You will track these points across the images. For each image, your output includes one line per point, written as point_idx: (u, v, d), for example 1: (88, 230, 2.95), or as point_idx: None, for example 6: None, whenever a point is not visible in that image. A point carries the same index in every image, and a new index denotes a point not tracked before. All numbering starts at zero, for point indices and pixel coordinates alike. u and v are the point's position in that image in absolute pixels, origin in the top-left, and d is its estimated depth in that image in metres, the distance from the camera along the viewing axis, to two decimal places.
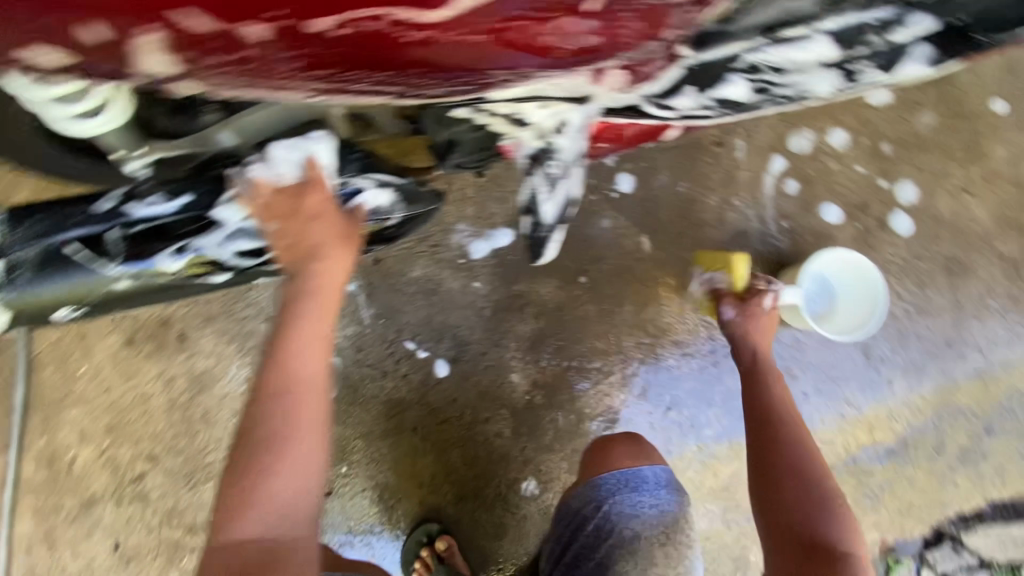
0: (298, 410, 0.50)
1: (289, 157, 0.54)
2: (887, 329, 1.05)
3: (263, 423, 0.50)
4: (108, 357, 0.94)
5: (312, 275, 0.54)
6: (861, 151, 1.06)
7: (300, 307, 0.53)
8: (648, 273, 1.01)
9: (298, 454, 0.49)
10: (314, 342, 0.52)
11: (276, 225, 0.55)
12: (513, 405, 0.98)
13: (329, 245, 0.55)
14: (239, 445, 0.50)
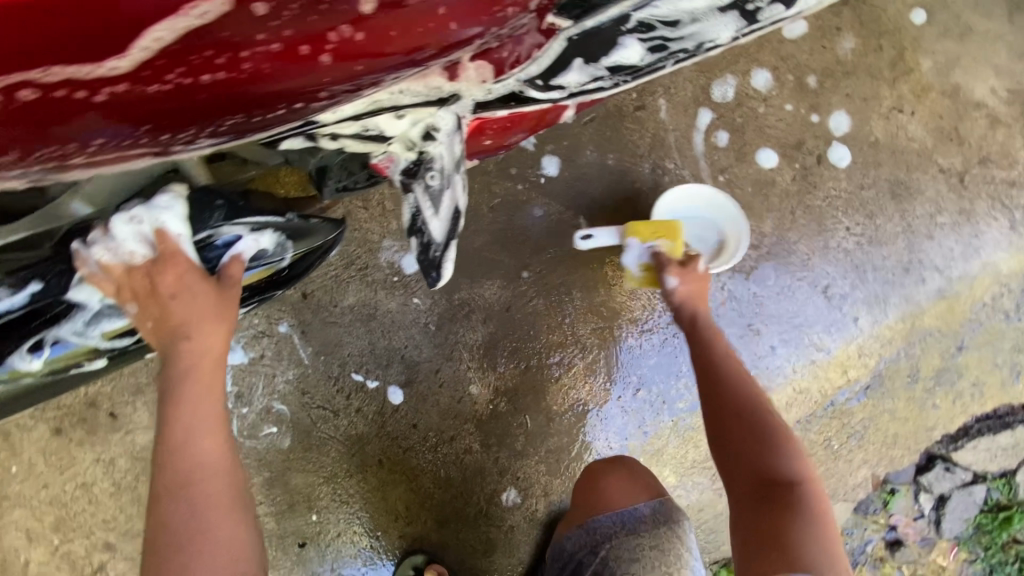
0: (204, 504, 0.45)
1: (137, 230, 0.48)
2: (844, 265, 1.02)
3: (166, 532, 0.45)
4: (39, 452, 0.88)
5: (186, 352, 0.49)
6: (786, 88, 1.02)
7: (179, 391, 0.48)
8: (591, 254, 0.96)
9: (215, 553, 0.45)
10: (203, 426, 0.47)
11: (134, 305, 0.49)
12: (477, 416, 0.94)
13: (199, 322, 0.50)
14: (146, 564, 0.44)
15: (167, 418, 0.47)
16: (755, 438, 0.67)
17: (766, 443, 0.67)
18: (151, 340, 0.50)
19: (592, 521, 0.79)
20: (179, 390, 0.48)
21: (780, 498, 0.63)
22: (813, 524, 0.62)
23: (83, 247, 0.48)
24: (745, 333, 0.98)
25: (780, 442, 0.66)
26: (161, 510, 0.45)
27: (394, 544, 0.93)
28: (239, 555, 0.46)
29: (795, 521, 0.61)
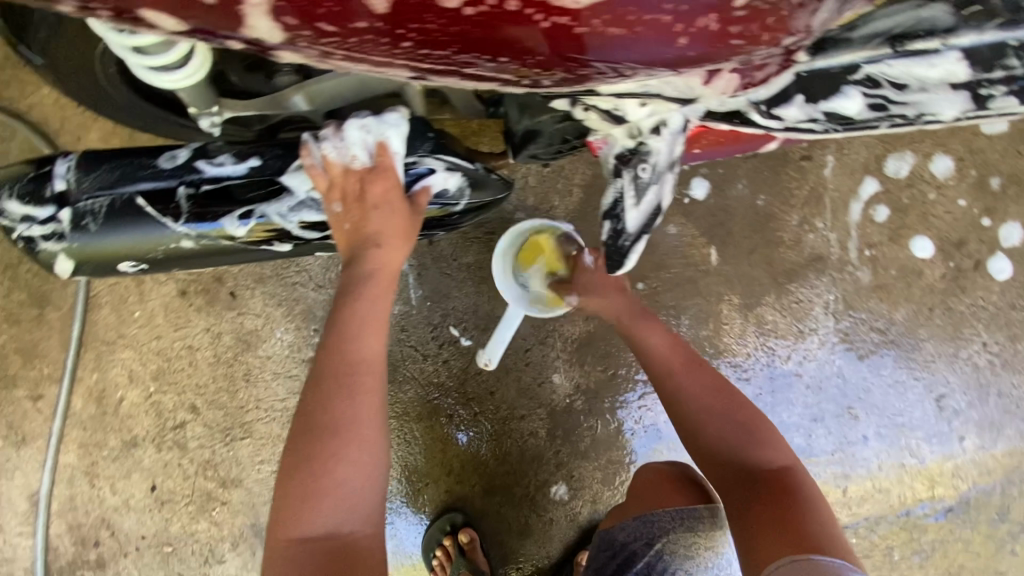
0: (361, 396, 0.54)
1: (365, 139, 0.52)
2: (966, 379, 0.96)
3: (326, 409, 0.53)
4: (161, 306, 0.95)
5: (374, 260, 0.55)
6: (966, 183, 0.96)
7: (359, 293, 0.56)
8: (711, 287, 0.95)
9: (364, 437, 0.53)
10: (371, 329, 0.56)
11: (338, 205, 0.54)
12: (551, 406, 0.95)
13: (390, 235, 0.55)
14: (305, 437, 0.53)
15: (347, 315, 0.55)
16: (745, 440, 0.73)
17: (754, 441, 0.73)
18: (342, 240, 0.56)
19: (649, 513, 0.79)
20: (362, 293, 0.56)
21: (776, 490, 0.68)
22: (814, 504, 0.67)
23: (314, 142, 0.52)
24: (841, 414, 0.95)
25: (758, 437, 0.73)
26: (325, 390, 0.53)
27: (438, 501, 0.95)
28: (377, 444, 0.54)
29: (796, 508, 0.66)
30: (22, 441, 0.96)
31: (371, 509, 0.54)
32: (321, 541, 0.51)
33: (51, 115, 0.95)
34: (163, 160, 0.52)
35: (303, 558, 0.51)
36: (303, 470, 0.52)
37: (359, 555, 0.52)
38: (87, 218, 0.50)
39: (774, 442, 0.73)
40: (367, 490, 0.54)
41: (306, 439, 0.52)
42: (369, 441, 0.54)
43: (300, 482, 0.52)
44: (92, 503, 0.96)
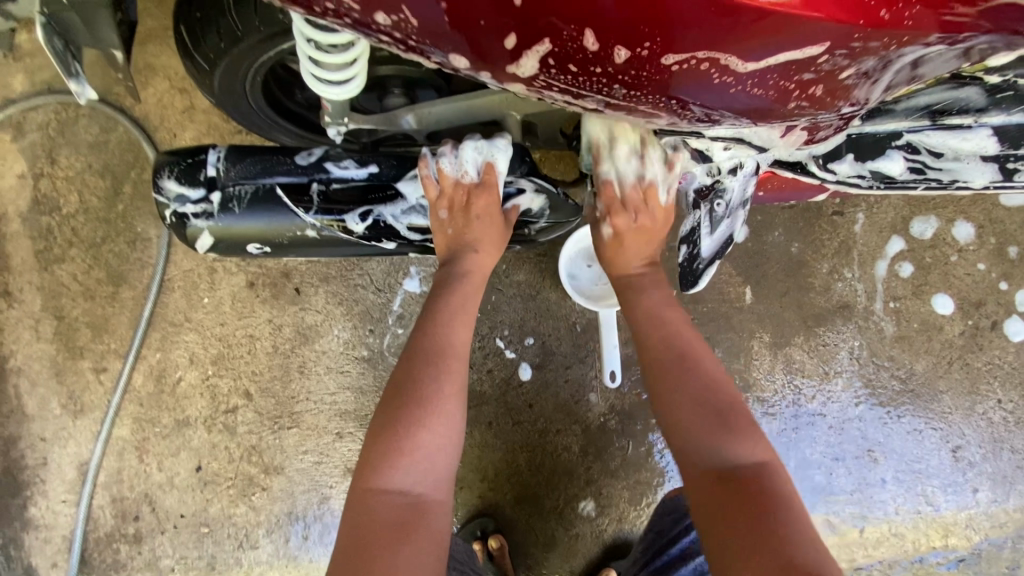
0: (448, 373, 0.59)
1: (477, 161, 0.61)
2: (981, 433, 1.01)
3: (414, 382, 0.58)
4: (229, 294, 1.02)
5: (470, 263, 0.64)
6: (985, 249, 1.03)
7: (453, 287, 0.63)
8: (745, 324, 1.01)
9: (444, 410, 0.57)
10: (461, 319, 0.63)
11: (445, 211, 0.62)
12: (586, 423, 1.00)
13: (484, 242, 0.63)
14: (391, 406, 0.57)
15: (442, 303, 0.63)
16: (708, 430, 0.62)
17: (718, 432, 0.62)
18: (442, 243, 0.64)
19: None
20: (456, 287, 0.63)
21: (749, 495, 0.57)
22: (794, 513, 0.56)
23: (433, 160, 0.61)
24: (861, 456, 1.00)
25: (707, 422, 0.63)
26: (417, 365, 0.59)
27: (470, 508, 0.99)
28: (455, 421, 0.58)
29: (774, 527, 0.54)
30: (80, 411, 1.01)
31: (443, 481, 0.56)
32: (394, 505, 0.53)
33: (153, 112, 1.04)
34: (299, 158, 0.60)
35: (375, 517, 0.53)
36: (389, 431, 0.56)
37: (427, 520, 0.54)
38: (233, 202, 0.58)
39: (695, 422, 0.63)
40: (440, 460, 0.57)
41: (394, 403, 0.57)
42: (450, 414, 0.58)
43: (382, 445, 0.55)
44: (137, 477, 1.00)
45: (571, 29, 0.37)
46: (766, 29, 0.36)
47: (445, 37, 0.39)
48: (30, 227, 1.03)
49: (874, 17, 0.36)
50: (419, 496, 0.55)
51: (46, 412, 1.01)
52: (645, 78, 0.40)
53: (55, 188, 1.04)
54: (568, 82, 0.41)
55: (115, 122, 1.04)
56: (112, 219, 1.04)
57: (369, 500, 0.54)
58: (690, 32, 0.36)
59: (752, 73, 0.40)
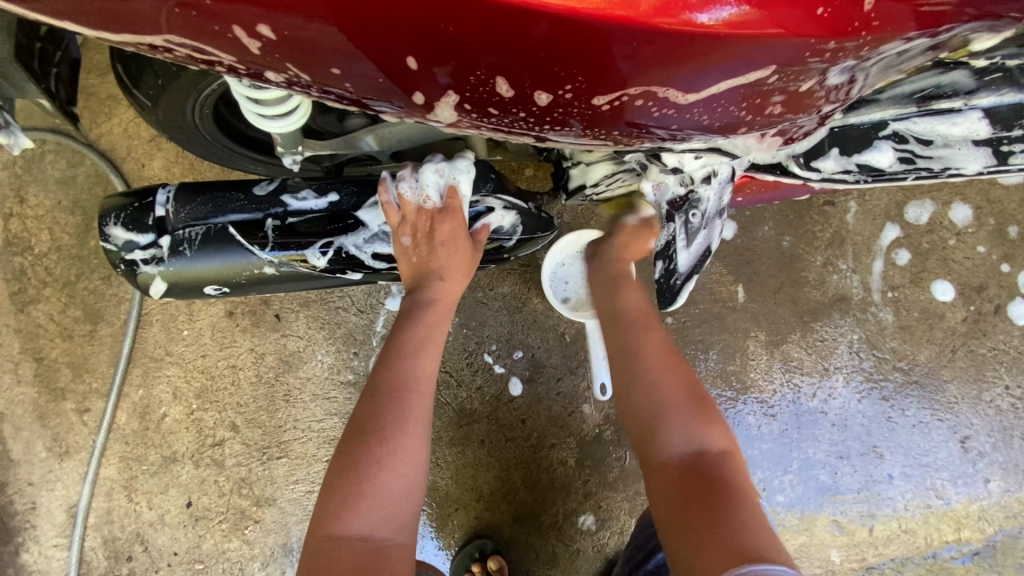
0: (411, 409, 0.57)
1: (436, 183, 0.58)
2: (990, 422, 0.97)
3: (376, 417, 0.56)
4: (208, 325, 0.99)
5: (437, 291, 0.61)
6: (984, 231, 1.00)
7: (419, 314, 0.61)
8: (738, 324, 0.97)
9: (407, 447, 0.55)
10: (428, 349, 0.60)
11: (407, 238, 0.60)
12: (581, 435, 0.97)
13: (451, 267, 0.61)
14: (352, 443, 0.55)
15: (406, 334, 0.60)
16: (688, 409, 0.66)
17: (697, 413, 0.66)
18: (408, 270, 0.61)
19: None
20: (422, 315, 0.61)
21: (703, 485, 0.60)
22: (745, 502, 0.58)
23: (392, 185, 0.58)
24: (866, 453, 0.97)
25: (685, 408, 0.66)
26: (379, 401, 0.57)
27: (467, 530, 0.96)
28: (419, 457, 0.56)
29: (723, 509, 0.57)
30: (66, 454, 0.99)
31: (408, 521, 0.54)
32: (354, 550, 0.50)
33: (119, 143, 1.02)
34: (252, 193, 0.57)
35: (332, 561, 0.50)
36: (348, 471, 0.53)
37: (389, 565, 0.51)
38: (184, 244, 0.55)
39: (671, 414, 0.66)
40: (403, 498, 0.54)
41: (355, 442, 0.55)
42: (414, 452, 0.55)
43: (341, 488, 0.53)
44: (128, 517, 0.98)
45: (481, 75, 0.34)
46: (696, 59, 0.33)
47: (362, 86, 0.37)
48: (4, 268, 1.02)
49: (820, 34, 0.33)
50: (381, 540, 0.52)
51: (31, 456, 0.99)
52: (573, 115, 0.38)
53: (24, 227, 1.02)
54: (496, 122, 0.39)
55: (82, 156, 1.02)
56: (85, 256, 1.02)
57: (329, 547, 0.51)
58: (618, 68, 0.34)
59: (696, 101, 0.37)
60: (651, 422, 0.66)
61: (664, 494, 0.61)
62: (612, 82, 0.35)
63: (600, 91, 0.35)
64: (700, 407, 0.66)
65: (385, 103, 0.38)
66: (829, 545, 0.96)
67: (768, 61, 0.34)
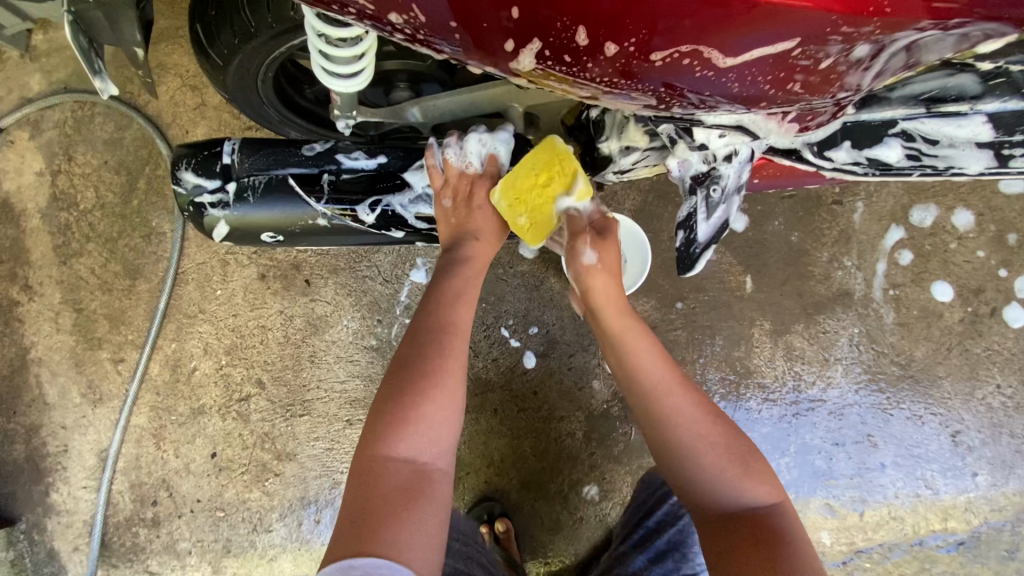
0: (450, 350, 0.62)
1: (479, 155, 0.64)
2: (981, 418, 1.02)
3: (420, 355, 0.61)
4: (241, 286, 1.05)
5: (472, 250, 0.66)
6: (984, 237, 1.04)
7: (458, 269, 0.66)
8: (745, 312, 1.02)
9: (448, 383, 0.60)
10: (464, 299, 0.65)
11: (447, 202, 0.65)
12: (589, 409, 1.02)
13: (485, 231, 0.66)
14: (397, 378, 0.60)
15: (448, 283, 0.65)
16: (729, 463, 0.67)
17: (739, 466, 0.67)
18: (447, 232, 0.66)
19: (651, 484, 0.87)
20: (460, 271, 0.66)
21: (754, 539, 0.62)
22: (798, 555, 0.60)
23: (440, 152, 0.63)
24: (860, 441, 1.01)
25: (727, 464, 0.67)
26: (422, 341, 0.62)
27: (478, 494, 1.02)
28: (457, 394, 0.60)
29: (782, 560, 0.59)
30: (100, 401, 1.04)
31: (447, 452, 0.59)
32: (398, 473, 0.56)
33: (165, 110, 1.07)
34: (309, 149, 0.62)
35: (379, 482, 0.55)
36: (394, 401, 0.58)
37: (429, 486, 0.56)
38: (248, 192, 0.60)
39: (715, 471, 0.67)
40: (444, 428, 0.59)
41: (400, 375, 0.60)
42: (453, 388, 0.60)
43: (387, 415, 0.58)
44: (155, 463, 1.03)
45: (564, 21, 0.39)
46: (740, 26, 0.38)
47: (450, 32, 0.42)
48: (51, 222, 1.08)
49: (846, 14, 0.38)
50: (424, 464, 0.57)
51: (66, 400, 1.05)
52: (633, 71, 0.43)
53: (73, 185, 1.08)
54: (565, 71, 0.44)
55: (130, 119, 1.08)
56: (128, 214, 1.07)
57: (376, 467, 0.56)
58: (672, 27, 0.39)
59: (732, 68, 0.42)
60: (695, 482, 0.67)
61: (710, 538, 0.65)
62: (664, 43, 0.40)
63: (652, 50, 0.41)
64: (745, 463, 0.67)
65: (446, 42, 0.43)
66: (821, 528, 1.00)
67: (798, 34, 0.39)
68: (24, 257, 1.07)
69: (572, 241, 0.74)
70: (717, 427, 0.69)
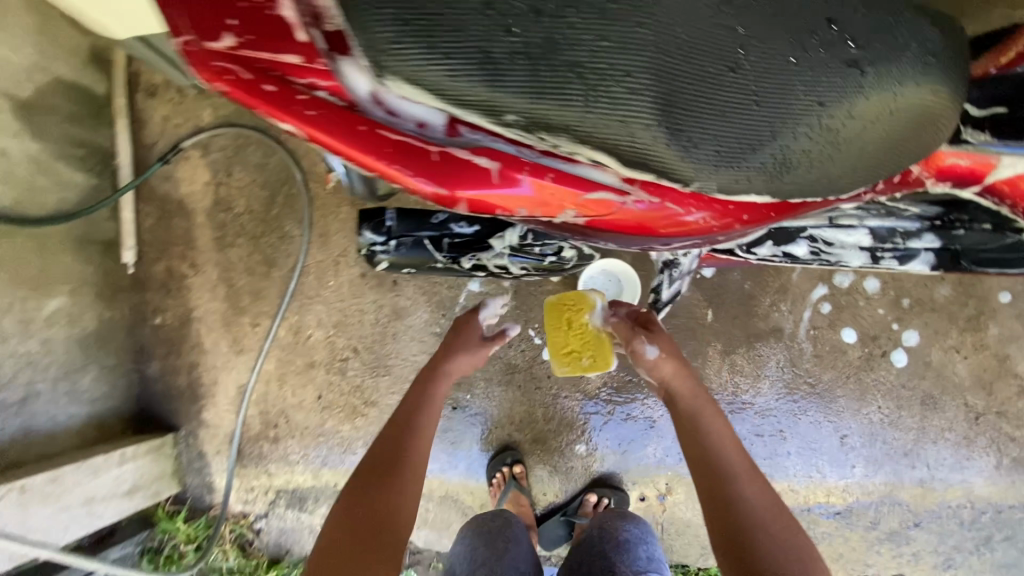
0: (419, 434, 0.91)
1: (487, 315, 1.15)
2: (863, 428, 1.43)
3: (399, 435, 0.90)
4: (347, 281, 1.47)
5: (453, 363, 1.03)
6: (886, 299, 1.43)
7: (433, 381, 1.00)
8: (704, 335, 1.43)
9: (414, 455, 0.88)
10: (433, 402, 0.97)
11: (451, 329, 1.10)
12: (585, 392, 1.44)
13: (462, 348, 1.06)
14: (380, 450, 0.88)
15: (425, 399, 0.97)
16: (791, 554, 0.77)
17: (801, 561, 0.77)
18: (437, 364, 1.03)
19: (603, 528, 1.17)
20: (436, 382, 1.00)
21: None
22: None
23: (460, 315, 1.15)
24: (774, 434, 1.44)
25: (797, 556, 0.77)
26: (400, 428, 0.91)
27: (501, 444, 1.46)
28: (419, 464, 0.88)
29: None
30: (241, 351, 1.47)
31: (409, 502, 0.84)
32: (369, 512, 0.80)
33: (301, 146, 1.48)
34: (435, 219, 1.03)
35: (356, 520, 0.79)
36: (375, 467, 0.85)
37: (395, 521, 0.80)
38: (401, 245, 1.04)
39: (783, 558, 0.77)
40: (406, 483, 0.85)
41: (382, 446, 0.88)
42: (417, 459, 0.88)
43: (369, 474, 0.84)
44: (279, 398, 1.47)
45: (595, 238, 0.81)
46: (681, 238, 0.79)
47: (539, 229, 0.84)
48: (213, 220, 1.49)
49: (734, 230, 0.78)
50: (392, 508, 0.81)
51: (217, 348, 1.48)
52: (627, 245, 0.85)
53: (230, 193, 1.49)
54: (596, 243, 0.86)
55: (274, 150, 1.48)
56: (269, 220, 1.48)
57: (357, 510, 0.80)
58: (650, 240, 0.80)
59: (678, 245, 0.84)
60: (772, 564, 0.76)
61: None
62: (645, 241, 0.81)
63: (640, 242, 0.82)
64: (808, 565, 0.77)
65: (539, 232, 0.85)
66: None
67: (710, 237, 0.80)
68: (192, 243, 1.49)
69: (634, 340, 1.00)
70: (786, 520, 0.81)
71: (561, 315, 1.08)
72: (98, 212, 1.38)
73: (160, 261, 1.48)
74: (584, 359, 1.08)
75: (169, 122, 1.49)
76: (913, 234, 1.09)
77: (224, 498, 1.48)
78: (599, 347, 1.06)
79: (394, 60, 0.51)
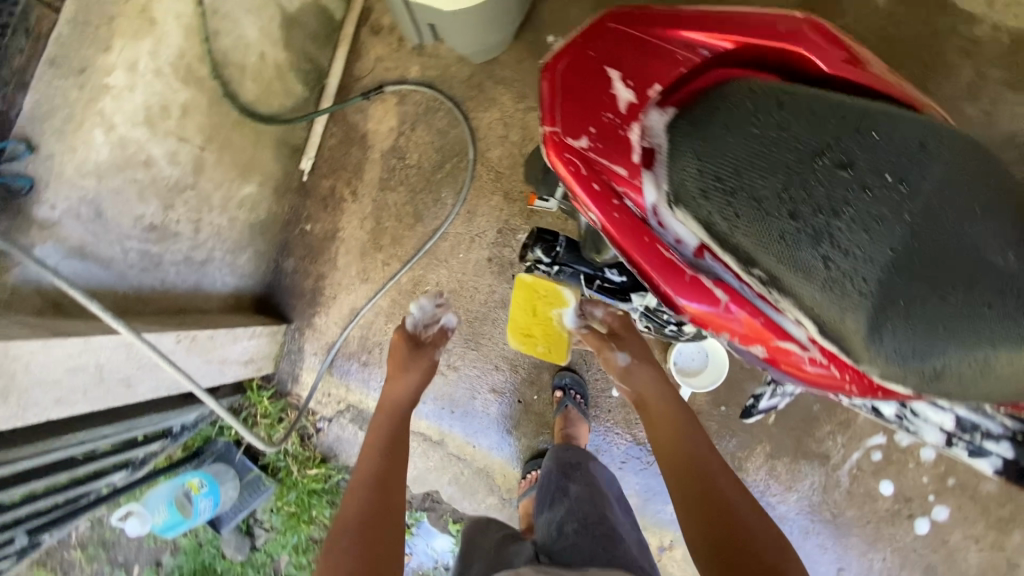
0: (387, 457, 1.10)
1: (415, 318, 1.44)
2: (861, 569, 1.55)
3: (369, 459, 1.10)
4: (474, 258, 1.64)
5: (408, 382, 1.27)
6: (935, 470, 1.52)
7: (393, 412, 1.21)
8: (758, 432, 1.56)
9: (390, 478, 1.07)
10: (395, 418, 1.20)
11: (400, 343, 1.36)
12: (635, 435, 1.60)
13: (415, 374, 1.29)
14: (357, 471, 1.08)
15: (385, 429, 1.17)
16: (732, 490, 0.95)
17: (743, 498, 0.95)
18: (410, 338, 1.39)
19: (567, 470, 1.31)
20: (396, 415, 1.21)
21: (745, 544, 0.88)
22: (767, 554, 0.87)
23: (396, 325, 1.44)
24: None
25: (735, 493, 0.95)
26: (370, 452, 1.11)
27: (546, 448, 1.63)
28: (397, 475, 1.08)
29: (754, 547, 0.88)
30: (366, 280, 1.67)
31: (396, 501, 1.04)
32: (363, 519, 0.99)
33: (482, 130, 1.63)
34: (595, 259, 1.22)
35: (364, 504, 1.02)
36: (360, 487, 1.05)
37: (392, 515, 1.01)
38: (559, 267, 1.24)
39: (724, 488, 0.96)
40: (392, 493, 1.04)
41: (360, 473, 1.07)
42: (391, 480, 1.06)
43: (349, 497, 1.03)
44: (381, 332, 1.67)
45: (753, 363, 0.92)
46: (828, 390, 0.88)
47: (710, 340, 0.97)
48: (385, 162, 1.65)
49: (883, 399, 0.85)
50: (379, 514, 1.00)
51: (347, 270, 1.67)
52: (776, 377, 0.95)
53: (407, 145, 1.65)
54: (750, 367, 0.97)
55: (459, 124, 1.63)
56: (430, 181, 1.65)
57: (341, 526, 0.99)
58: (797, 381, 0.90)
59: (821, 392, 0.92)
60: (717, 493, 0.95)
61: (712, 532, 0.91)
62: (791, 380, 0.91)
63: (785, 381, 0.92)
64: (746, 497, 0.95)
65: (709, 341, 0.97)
66: None
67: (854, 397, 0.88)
68: (360, 175, 1.66)
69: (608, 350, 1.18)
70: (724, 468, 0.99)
71: (530, 305, 1.49)
72: (301, 124, 1.55)
73: (329, 179, 1.66)
74: (539, 348, 1.53)
75: (380, 62, 1.63)
76: (998, 439, 1.17)
77: (305, 393, 1.69)
78: (555, 344, 1.51)
79: (692, 204, 0.67)
